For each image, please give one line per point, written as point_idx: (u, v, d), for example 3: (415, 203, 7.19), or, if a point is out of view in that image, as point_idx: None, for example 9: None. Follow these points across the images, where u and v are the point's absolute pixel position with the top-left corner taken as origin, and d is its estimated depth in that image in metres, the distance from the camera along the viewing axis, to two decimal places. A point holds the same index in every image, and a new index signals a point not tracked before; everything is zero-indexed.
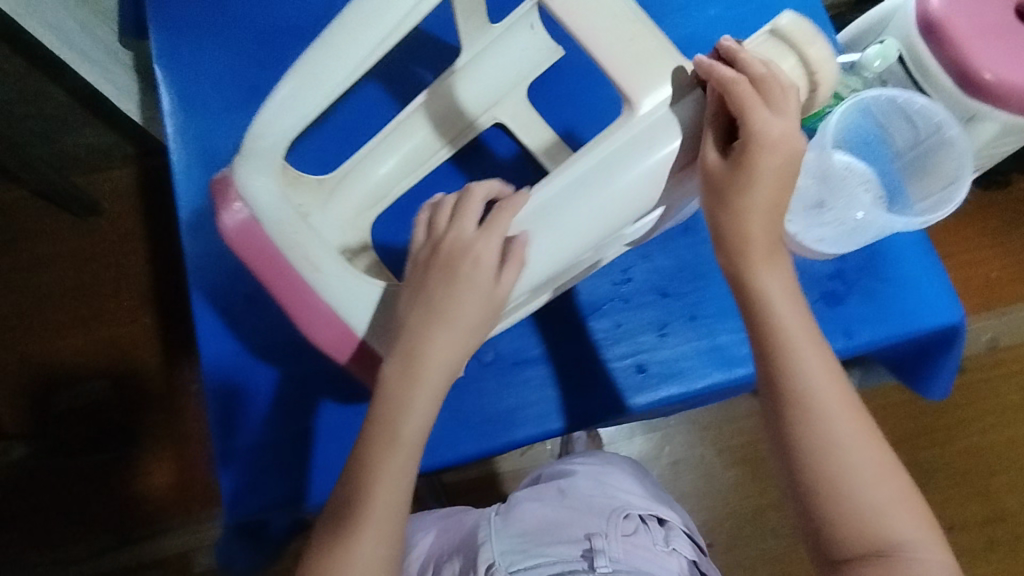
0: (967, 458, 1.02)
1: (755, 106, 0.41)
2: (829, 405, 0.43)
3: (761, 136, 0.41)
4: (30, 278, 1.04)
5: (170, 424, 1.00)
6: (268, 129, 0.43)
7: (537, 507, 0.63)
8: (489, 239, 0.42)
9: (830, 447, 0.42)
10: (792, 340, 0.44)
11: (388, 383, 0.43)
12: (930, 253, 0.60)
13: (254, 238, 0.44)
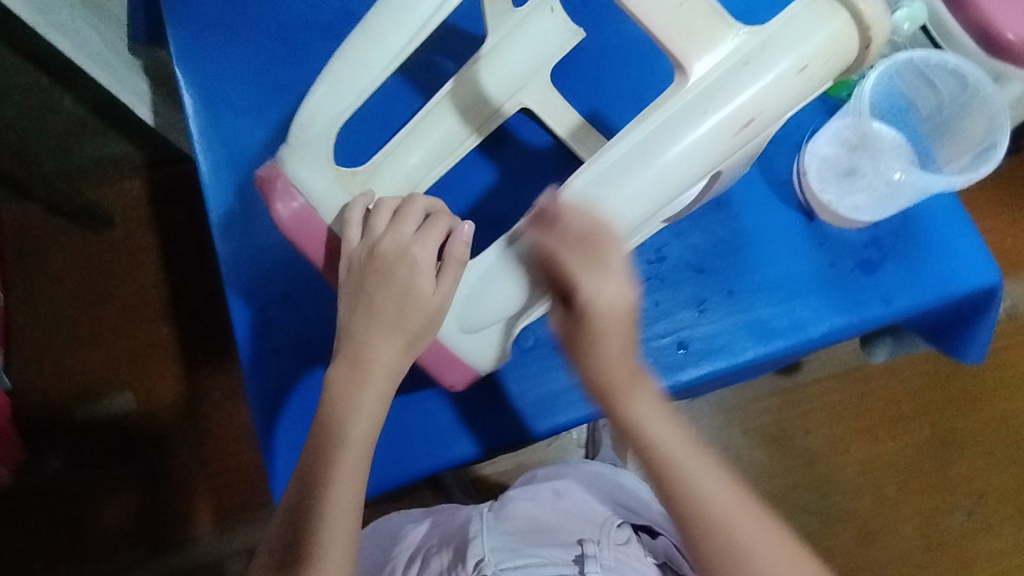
0: (994, 426, 1.02)
1: (578, 269, 0.39)
2: (727, 515, 0.41)
3: (590, 305, 0.38)
4: (44, 294, 1.03)
5: (197, 433, 1.00)
6: (318, 118, 0.46)
7: (530, 506, 0.63)
8: (424, 245, 0.44)
9: (738, 557, 0.41)
10: (677, 460, 0.42)
11: (336, 384, 0.44)
12: (963, 216, 0.59)
13: (310, 226, 0.46)
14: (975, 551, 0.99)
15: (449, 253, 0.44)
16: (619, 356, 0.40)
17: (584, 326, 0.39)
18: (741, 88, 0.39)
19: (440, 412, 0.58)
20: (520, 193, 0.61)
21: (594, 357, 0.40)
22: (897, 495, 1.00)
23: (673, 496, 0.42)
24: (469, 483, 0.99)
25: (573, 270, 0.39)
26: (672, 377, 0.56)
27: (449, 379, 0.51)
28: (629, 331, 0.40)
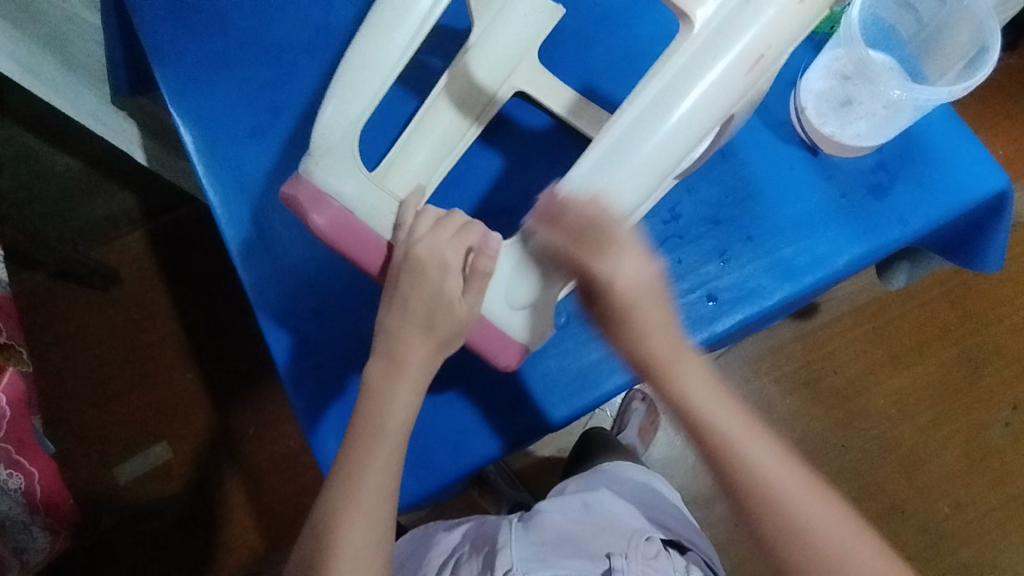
0: (1016, 335, 1.04)
1: (590, 255, 0.40)
2: (783, 488, 0.42)
3: (608, 287, 0.40)
4: (64, 360, 1.03)
5: (240, 470, 1.01)
6: (337, 123, 0.47)
7: (560, 517, 0.63)
8: (456, 247, 0.44)
9: (794, 521, 0.42)
10: (732, 437, 0.42)
11: (374, 379, 0.46)
12: (962, 127, 0.61)
13: (351, 228, 0.46)
14: (1015, 461, 1.01)
15: (474, 266, 0.43)
16: (654, 327, 0.41)
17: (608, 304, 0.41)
18: (747, 26, 0.41)
19: (488, 398, 0.58)
20: (527, 176, 0.62)
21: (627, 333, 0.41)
22: (934, 417, 1.02)
23: (728, 468, 0.43)
24: (514, 476, 0.99)
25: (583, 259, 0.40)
26: (703, 332, 0.58)
27: (501, 359, 0.49)
28: (661, 300, 0.41)
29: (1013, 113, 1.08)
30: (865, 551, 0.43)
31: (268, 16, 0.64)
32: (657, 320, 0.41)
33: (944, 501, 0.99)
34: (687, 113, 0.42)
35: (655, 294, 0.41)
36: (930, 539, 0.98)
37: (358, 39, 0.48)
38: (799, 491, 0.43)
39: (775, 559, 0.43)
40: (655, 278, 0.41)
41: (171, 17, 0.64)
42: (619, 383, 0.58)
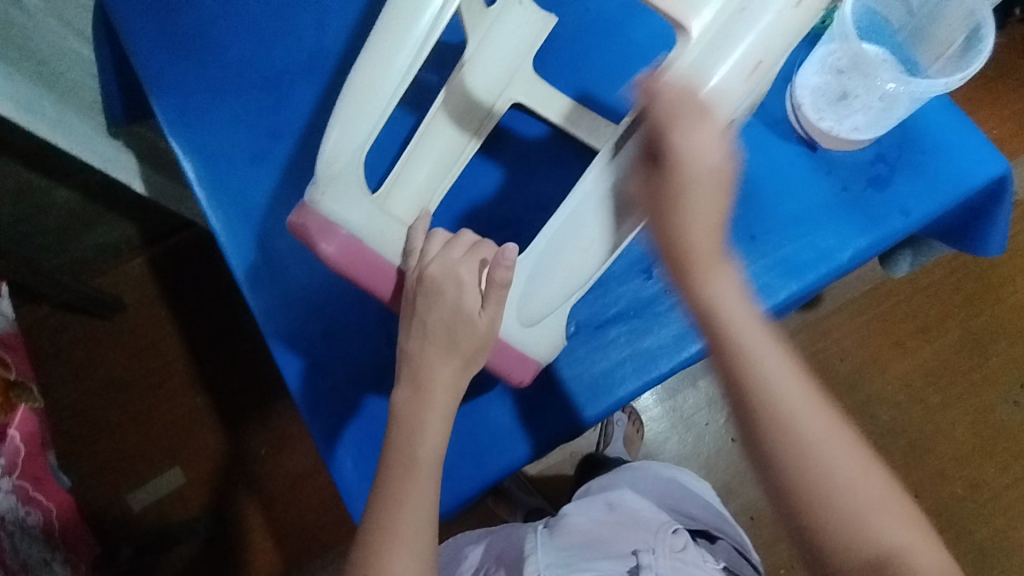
0: (1019, 313, 1.04)
1: (669, 127, 0.37)
2: (796, 410, 0.38)
3: (681, 153, 0.37)
4: (73, 390, 1.03)
5: (254, 492, 1.01)
6: (343, 151, 0.47)
7: (584, 521, 0.64)
8: (470, 265, 0.45)
9: (801, 448, 0.38)
10: (747, 350, 0.38)
11: (400, 406, 0.46)
12: (958, 114, 0.61)
13: (362, 255, 0.46)
14: None
15: (492, 278, 0.43)
16: (704, 213, 0.37)
17: (669, 182, 0.38)
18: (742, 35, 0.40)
19: (504, 412, 0.58)
20: (530, 188, 0.62)
21: (678, 218, 0.38)
22: (943, 400, 1.02)
23: (740, 383, 0.38)
24: (528, 483, 1.00)
25: (665, 124, 0.37)
26: (771, 298, 0.58)
27: (513, 374, 0.50)
28: (721, 192, 0.38)
29: (1006, 94, 1.08)
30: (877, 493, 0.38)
31: (261, 41, 0.65)
32: (712, 212, 0.37)
33: (959, 482, 1.00)
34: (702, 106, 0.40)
35: (721, 187, 0.38)
36: (947, 523, 0.98)
37: (360, 68, 0.47)
38: (812, 416, 0.38)
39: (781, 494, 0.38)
40: (723, 167, 0.37)
41: (166, 49, 0.65)
42: (671, 363, 0.57)
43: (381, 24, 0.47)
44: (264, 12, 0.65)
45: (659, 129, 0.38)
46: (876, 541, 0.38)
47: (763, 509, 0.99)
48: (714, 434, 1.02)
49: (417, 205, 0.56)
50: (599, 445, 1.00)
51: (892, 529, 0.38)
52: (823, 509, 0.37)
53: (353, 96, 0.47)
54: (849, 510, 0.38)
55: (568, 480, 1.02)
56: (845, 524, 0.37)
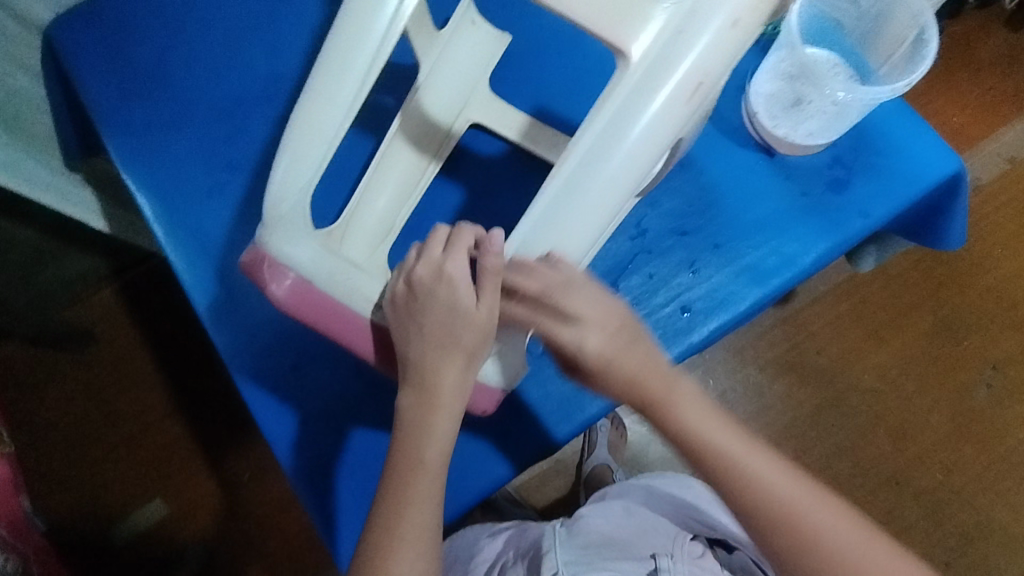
0: (987, 296, 1.06)
1: (556, 323, 0.42)
2: (801, 511, 0.40)
3: (583, 353, 0.41)
4: (49, 427, 1.01)
5: (239, 520, 1.00)
6: (288, 192, 0.45)
7: (601, 522, 0.63)
8: (456, 260, 0.43)
9: (820, 549, 0.40)
10: (738, 465, 0.41)
11: (407, 414, 0.44)
12: (911, 115, 0.62)
13: (311, 298, 0.45)
14: (1002, 420, 1.03)
15: (483, 265, 0.42)
16: (643, 376, 0.41)
17: (579, 368, 0.42)
18: (676, 63, 0.40)
19: (478, 432, 0.59)
20: (496, 206, 0.62)
21: (613, 381, 0.41)
22: (919, 386, 1.03)
23: (744, 494, 0.41)
24: (515, 494, 0.99)
25: (549, 329, 0.42)
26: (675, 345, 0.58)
27: (476, 405, 0.48)
28: (632, 348, 0.41)
29: (963, 82, 1.10)
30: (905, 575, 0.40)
31: (213, 70, 0.64)
32: (642, 367, 0.41)
33: (941, 466, 1.01)
34: (647, 129, 0.40)
35: (634, 345, 0.41)
36: (930, 506, 1.00)
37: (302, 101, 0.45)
38: (814, 509, 0.40)
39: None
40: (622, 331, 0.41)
41: (117, 85, 0.64)
42: (601, 405, 0.59)
43: (325, 59, 0.45)
44: (215, 41, 0.65)
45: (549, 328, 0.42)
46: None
47: None
48: None
49: (378, 237, 0.55)
50: (583, 452, 1.00)
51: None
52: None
53: (298, 133, 0.45)
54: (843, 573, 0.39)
55: (556, 487, 1.02)
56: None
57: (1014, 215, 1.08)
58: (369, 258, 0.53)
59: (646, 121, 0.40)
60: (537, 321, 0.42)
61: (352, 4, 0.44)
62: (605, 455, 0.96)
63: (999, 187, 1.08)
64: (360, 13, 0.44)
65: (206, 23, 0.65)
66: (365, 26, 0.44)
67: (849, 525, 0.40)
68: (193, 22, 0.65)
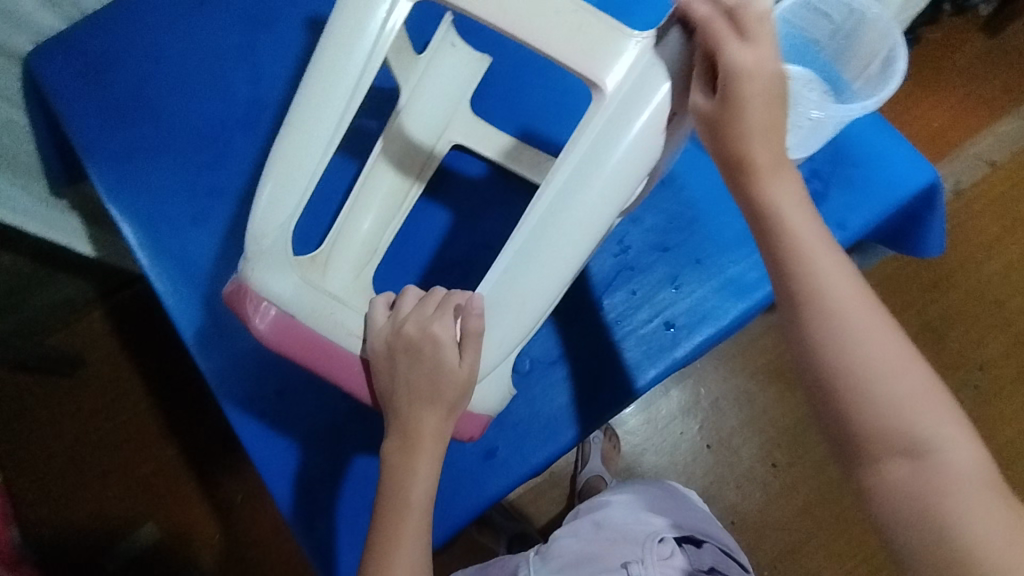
0: (973, 297, 1.06)
1: (727, 36, 0.39)
2: (846, 304, 0.39)
3: (732, 67, 0.38)
4: (38, 454, 1.01)
5: (230, 542, 0.99)
6: (268, 226, 0.44)
7: (573, 542, 0.64)
8: (445, 321, 0.44)
9: (850, 342, 0.38)
10: (803, 248, 0.40)
11: (391, 459, 0.46)
12: (887, 128, 0.63)
13: (293, 333, 0.45)
14: (991, 422, 1.03)
15: (466, 328, 0.43)
16: (755, 131, 0.40)
17: (732, 91, 0.39)
18: (650, 94, 0.41)
19: (464, 453, 0.58)
20: (480, 227, 0.62)
21: (742, 135, 0.40)
22: None
23: (792, 277, 0.40)
24: (510, 506, 1.00)
25: (716, 37, 0.39)
26: (840, 231, 0.60)
27: (461, 432, 0.48)
28: (773, 103, 0.39)
29: (944, 85, 1.11)
30: (927, 395, 0.38)
31: (197, 98, 0.64)
32: (763, 122, 0.40)
33: None
34: (628, 152, 0.41)
35: (776, 97, 0.39)
36: None
37: (280, 138, 0.45)
38: (862, 308, 0.39)
39: (820, 385, 0.39)
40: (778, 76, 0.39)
41: (100, 115, 0.64)
42: (765, 294, 0.59)
43: (302, 98, 0.44)
44: (198, 69, 0.65)
45: (716, 44, 0.39)
46: (919, 435, 0.37)
47: (744, 512, 1.00)
48: (690, 442, 1.02)
49: (363, 259, 0.54)
50: (577, 464, 1.00)
51: (938, 430, 0.37)
52: (862, 399, 0.38)
53: (277, 171, 0.45)
54: (888, 402, 0.37)
55: (550, 500, 1.02)
56: (883, 416, 0.37)
57: (996, 216, 1.09)
58: (352, 282, 0.54)
59: (622, 150, 0.41)
60: (711, 25, 0.39)
61: (328, 41, 0.44)
62: (599, 465, 0.96)
63: (979, 190, 1.09)
64: (336, 50, 0.44)
65: (188, 52, 0.65)
66: (341, 64, 0.44)
67: (893, 336, 0.39)
68: (176, 50, 0.65)
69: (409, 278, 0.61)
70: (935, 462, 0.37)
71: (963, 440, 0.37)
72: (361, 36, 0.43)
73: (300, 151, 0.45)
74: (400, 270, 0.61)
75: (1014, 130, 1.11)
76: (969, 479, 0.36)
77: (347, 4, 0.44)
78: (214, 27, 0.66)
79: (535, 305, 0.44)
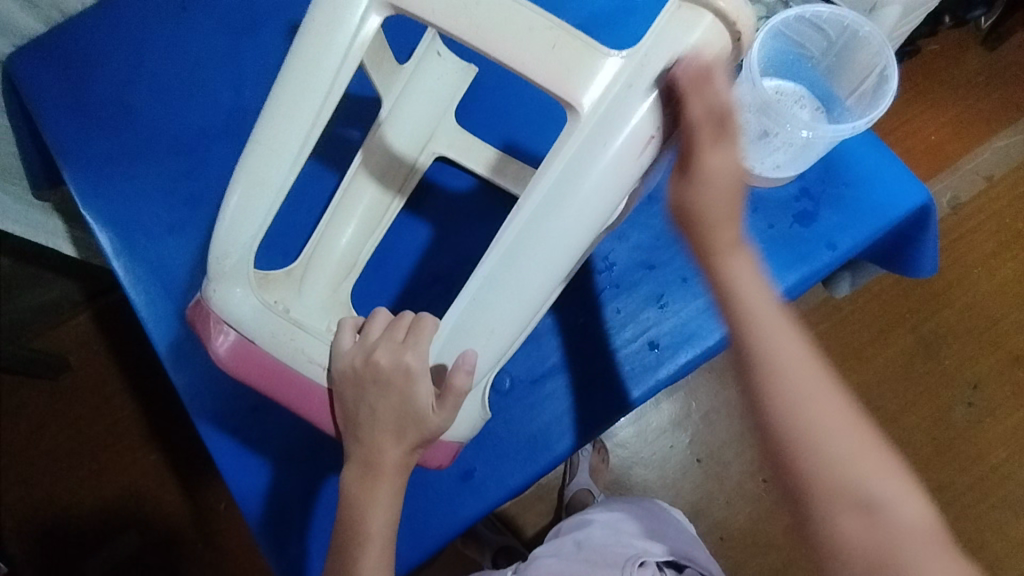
0: (967, 313, 1.05)
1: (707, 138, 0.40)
2: (800, 374, 0.40)
3: (705, 172, 0.41)
4: (18, 457, 0.99)
5: (211, 551, 0.98)
6: (231, 246, 0.44)
7: (553, 561, 0.62)
8: (418, 350, 0.43)
9: (794, 401, 0.39)
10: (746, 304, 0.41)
11: (351, 488, 0.46)
12: (881, 147, 0.62)
13: (250, 357, 0.45)
14: (983, 442, 1.01)
15: (451, 385, 0.42)
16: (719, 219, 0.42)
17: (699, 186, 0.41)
18: (626, 117, 0.39)
19: (442, 475, 0.57)
20: (459, 243, 0.61)
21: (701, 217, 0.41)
22: (900, 405, 1.02)
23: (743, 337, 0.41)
24: (495, 518, 0.98)
25: (698, 141, 0.40)
26: (789, 278, 0.59)
27: (430, 459, 0.47)
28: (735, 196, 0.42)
29: (942, 98, 1.09)
30: (867, 456, 0.39)
31: (177, 106, 0.63)
32: (724, 213, 0.42)
33: (924, 486, 0.99)
34: (604, 175, 0.40)
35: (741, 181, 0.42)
36: None
37: (244, 156, 0.44)
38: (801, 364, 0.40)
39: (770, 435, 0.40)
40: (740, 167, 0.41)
41: (76, 120, 0.63)
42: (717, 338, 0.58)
43: (269, 113, 0.43)
44: (179, 76, 0.64)
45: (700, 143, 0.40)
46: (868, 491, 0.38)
47: (734, 528, 0.97)
48: (679, 457, 1.00)
49: (341, 276, 0.53)
50: (565, 477, 0.98)
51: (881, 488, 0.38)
52: (806, 461, 0.38)
53: (243, 187, 0.43)
54: (833, 457, 0.38)
55: (538, 512, 1.00)
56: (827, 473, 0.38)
57: (991, 233, 1.07)
58: (329, 299, 0.52)
59: (598, 174, 0.39)
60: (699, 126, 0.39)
61: (295, 57, 0.43)
62: (587, 479, 0.95)
63: (975, 206, 1.08)
64: (306, 64, 0.42)
65: (170, 58, 0.64)
66: (310, 79, 0.42)
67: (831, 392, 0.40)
68: (157, 56, 0.64)
69: (386, 293, 0.60)
70: (887, 519, 0.37)
71: (900, 491, 0.39)
72: (330, 49, 0.42)
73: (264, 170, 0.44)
74: (379, 285, 0.60)
75: (1011, 146, 1.09)
76: (914, 531, 0.37)
77: (316, 16, 0.42)
78: (197, 33, 0.65)
79: (499, 336, 0.43)
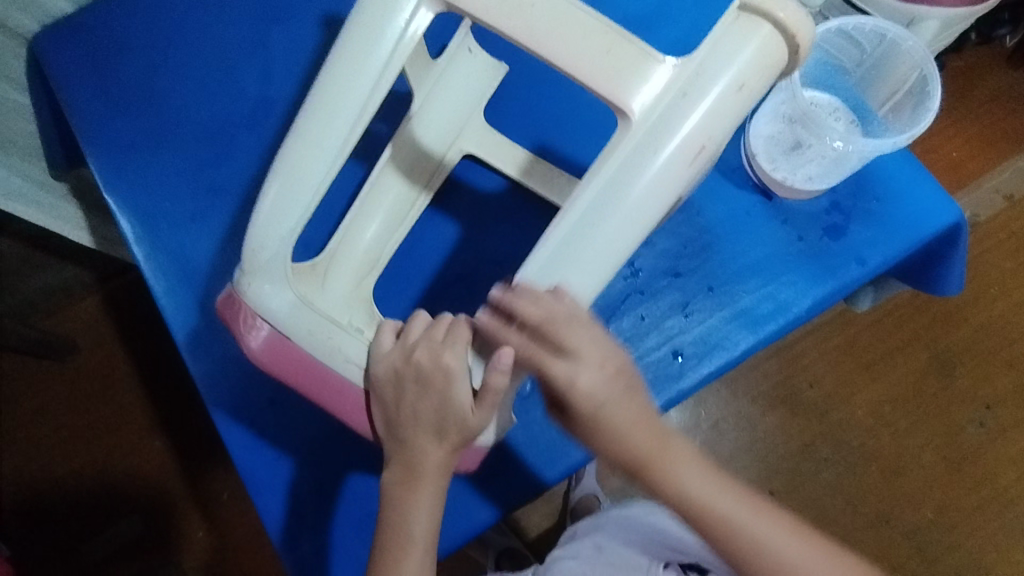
0: (983, 333, 1.04)
1: (548, 356, 0.39)
2: (741, 525, 0.40)
3: (569, 389, 0.38)
4: (23, 439, 0.99)
5: (214, 541, 0.97)
6: (268, 240, 0.44)
7: (574, 564, 0.61)
8: (456, 350, 0.43)
9: None
10: (737, 523, 0.40)
11: (391, 492, 0.45)
12: (913, 163, 0.61)
13: (285, 353, 0.45)
14: (996, 462, 1.00)
15: (487, 383, 0.41)
16: (633, 429, 0.39)
17: (577, 411, 0.39)
18: (680, 122, 0.38)
19: (465, 478, 0.56)
20: (487, 243, 0.60)
21: (607, 429, 0.38)
22: (911, 423, 1.01)
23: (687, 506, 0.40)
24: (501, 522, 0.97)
25: (543, 360, 0.39)
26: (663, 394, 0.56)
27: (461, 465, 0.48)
28: (631, 385, 0.39)
29: (965, 115, 1.08)
30: None
31: (204, 92, 0.62)
32: (635, 414, 0.39)
33: (933, 503, 0.99)
34: (655, 181, 0.39)
35: (629, 384, 0.39)
36: (919, 548, 0.97)
37: (285, 150, 0.44)
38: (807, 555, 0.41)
39: None
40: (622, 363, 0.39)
41: (102, 103, 0.62)
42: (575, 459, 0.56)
43: (312, 108, 0.43)
44: (208, 63, 0.63)
45: (544, 363, 0.39)
46: None
47: None
48: None
49: (363, 273, 0.52)
50: (570, 481, 0.97)
51: None
52: None
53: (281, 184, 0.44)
54: None
55: (543, 515, 0.99)
56: None
57: (1011, 253, 1.07)
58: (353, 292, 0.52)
59: (650, 175, 0.39)
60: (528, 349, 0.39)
61: (340, 51, 0.42)
62: (594, 484, 0.93)
63: (995, 225, 1.07)
64: (352, 64, 0.42)
65: (197, 43, 0.63)
66: (358, 75, 0.42)
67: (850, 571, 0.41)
68: (184, 41, 0.63)
69: (409, 292, 0.59)
70: None
71: None
72: (376, 48, 0.42)
73: (305, 163, 0.44)
74: (403, 283, 0.59)
75: None
76: None
77: (365, 11, 0.42)
78: (225, 20, 0.64)
79: None
